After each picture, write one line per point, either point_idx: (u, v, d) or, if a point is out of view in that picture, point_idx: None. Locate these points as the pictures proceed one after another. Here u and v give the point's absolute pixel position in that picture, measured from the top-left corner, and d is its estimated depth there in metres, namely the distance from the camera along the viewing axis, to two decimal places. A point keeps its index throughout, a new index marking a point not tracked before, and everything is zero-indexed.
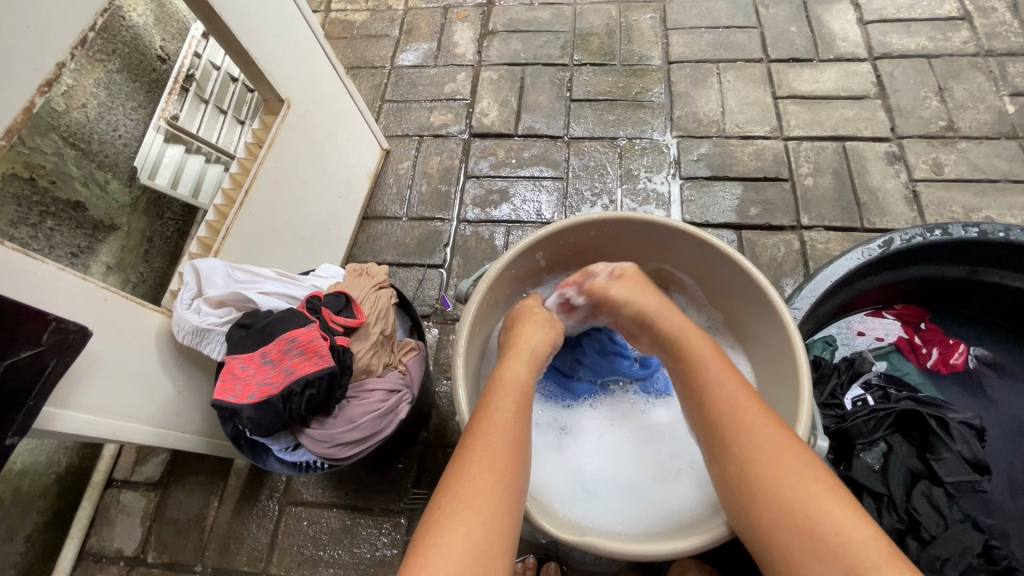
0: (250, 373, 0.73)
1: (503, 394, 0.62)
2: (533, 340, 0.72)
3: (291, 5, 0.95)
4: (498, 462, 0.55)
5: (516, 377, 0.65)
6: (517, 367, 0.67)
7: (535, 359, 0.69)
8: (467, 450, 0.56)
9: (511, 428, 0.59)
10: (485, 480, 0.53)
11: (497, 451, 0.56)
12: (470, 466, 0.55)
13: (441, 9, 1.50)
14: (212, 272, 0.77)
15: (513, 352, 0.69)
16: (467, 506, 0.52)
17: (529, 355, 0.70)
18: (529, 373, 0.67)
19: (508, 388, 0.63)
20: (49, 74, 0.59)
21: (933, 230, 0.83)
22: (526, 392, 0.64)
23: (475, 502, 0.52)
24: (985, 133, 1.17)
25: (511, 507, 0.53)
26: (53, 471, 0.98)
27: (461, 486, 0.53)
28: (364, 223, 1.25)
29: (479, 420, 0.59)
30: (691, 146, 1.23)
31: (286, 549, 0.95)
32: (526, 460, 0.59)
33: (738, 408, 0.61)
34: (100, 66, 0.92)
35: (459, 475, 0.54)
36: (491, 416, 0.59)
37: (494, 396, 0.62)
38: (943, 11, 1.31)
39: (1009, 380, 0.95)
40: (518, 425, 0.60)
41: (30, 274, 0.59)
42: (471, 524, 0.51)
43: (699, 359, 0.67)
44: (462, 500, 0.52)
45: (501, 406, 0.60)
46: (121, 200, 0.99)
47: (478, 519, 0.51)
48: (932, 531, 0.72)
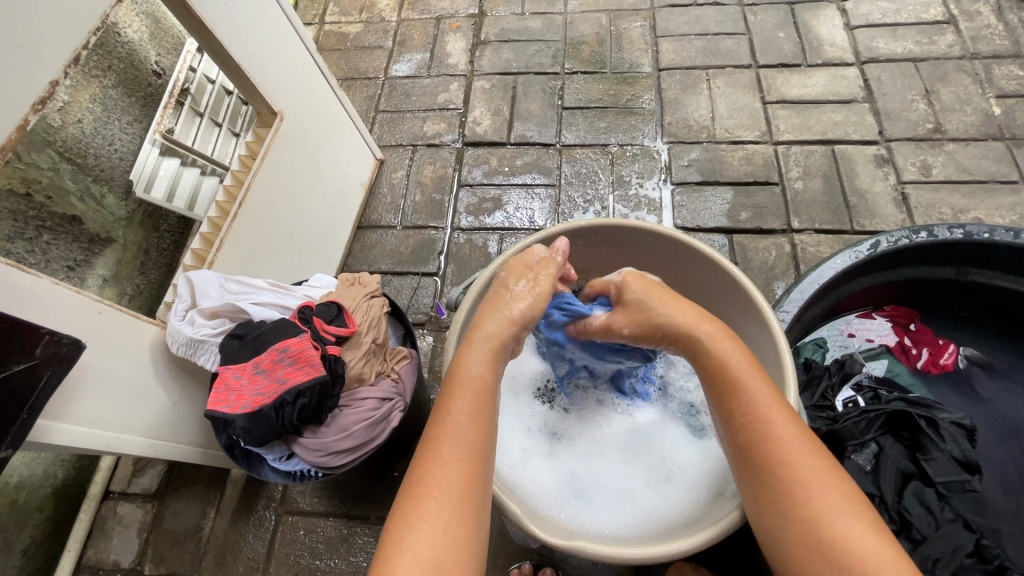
0: (243, 384, 0.74)
1: (461, 397, 0.60)
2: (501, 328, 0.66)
3: (278, 9, 0.94)
4: (451, 480, 0.54)
5: (476, 371, 0.62)
6: (473, 361, 0.62)
7: (499, 349, 0.65)
8: (420, 464, 0.56)
9: (467, 435, 0.57)
10: (434, 500, 0.53)
11: (446, 466, 0.55)
12: (422, 481, 0.54)
13: (434, 20, 1.52)
14: (205, 284, 0.78)
15: (475, 336, 0.65)
16: (415, 527, 0.52)
17: (493, 345, 0.65)
18: (489, 364, 0.63)
19: (463, 389, 0.61)
20: (43, 92, 0.60)
21: (919, 231, 0.84)
22: (488, 391, 0.61)
23: (424, 525, 0.52)
24: (972, 134, 1.18)
25: (468, 526, 0.53)
26: (50, 484, 0.99)
27: (411, 505, 0.53)
28: (359, 232, 1.26)
29: (431, 432, 0.58)
30: (682, 151, 1.24)
31: (283, 558, 0.95)
32: (486, 469, 0.58)
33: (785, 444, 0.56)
34: (96, 81, 0.94)
35: (413, 493, 0.54)
36: (447, 426, 0.58)
37: (451, 399, 0.60)
38: (929, 15, 1.33)
39: (1000, 380, 0.95)
40: (475, 432, 0.58)
41: (24, 289, 0.60)
42: (418, 547, 0.51)
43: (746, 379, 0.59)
44: (410, 521, 0.52)
45: (456, 410, 0.59)
46: (117, 213, 1.00)
47: (425, 540, 0.51)
48: (923, 531, 0.73)
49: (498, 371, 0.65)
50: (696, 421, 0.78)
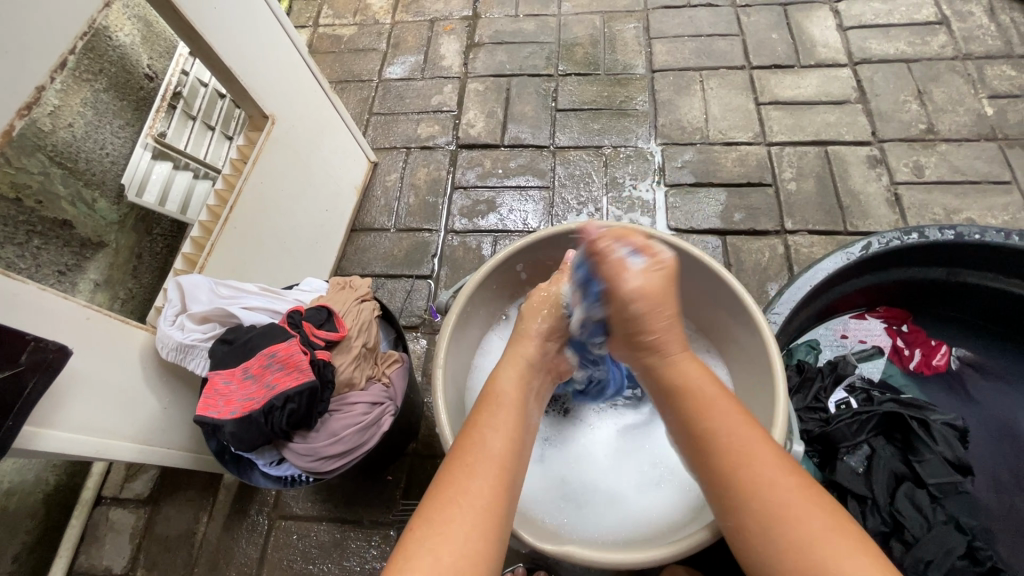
0: (232, 389, 0.74)
1: (495, 412, 0.61)
2: (527, 347, 0.70)
3: (267, 11, 0.94)
4: (481, 488, 0.54)
5: (507, 393, 0.64)
6: (503, 380, 0.65)
7: (527, 370, 0.68)
8: (446, 472, 0.56)
9: (499, 448, 0.58)
10: (461, 508, 0.53)
11: (475, 474, 0.55)
12: (447, 488, 0.54)
13: (428, 22, 1.52)
14: (195, 289, 0.78)
15: (505, 360, 0.68)
16: (439, 534, 0.51)
17: (523, 362, 0.68)
18: (520, 385, 0.66)
19: (495, 406, 0.62)
20: (28, 98, 0.60)
21: (911, 232, 0.84)
22: (517, 408, 0.63)
23: (447, 530, 0.51)
24: (965, 135, 1.18)
25: (491, 535, 0.52)
26: (42, 490, 0.98)
27: (436, 512, 0.52)
28: (352, 235, 1.25)
29: (462, 440, 0.59)
30: (675, 153, 1.24)
31: (276, 563, 0.95)
32: (514, 484, 0.58)
33: (751, 458, 0.54)
34: (87, 86, 0.92)
35: (438, 500, 0.54)
36: (478, 437, 0.58)
37: (483, 415, 0.61)
38: (922, 15, 1.33)
39: (993, 380, 0.95)
40: (505, 447, 0.59)
41: (11, 295, 0.59)
42: (440, 553, 0.49)
43: (711, 399, 0.59)
44: (435, 528, 0.51)
45: (491, 424, 0.60)
46: (108, 218, 1.00)
47: (448, 545, 0.50)
48: (915, 533, 0.72)
49: (529, 395, 0.66)
50: None
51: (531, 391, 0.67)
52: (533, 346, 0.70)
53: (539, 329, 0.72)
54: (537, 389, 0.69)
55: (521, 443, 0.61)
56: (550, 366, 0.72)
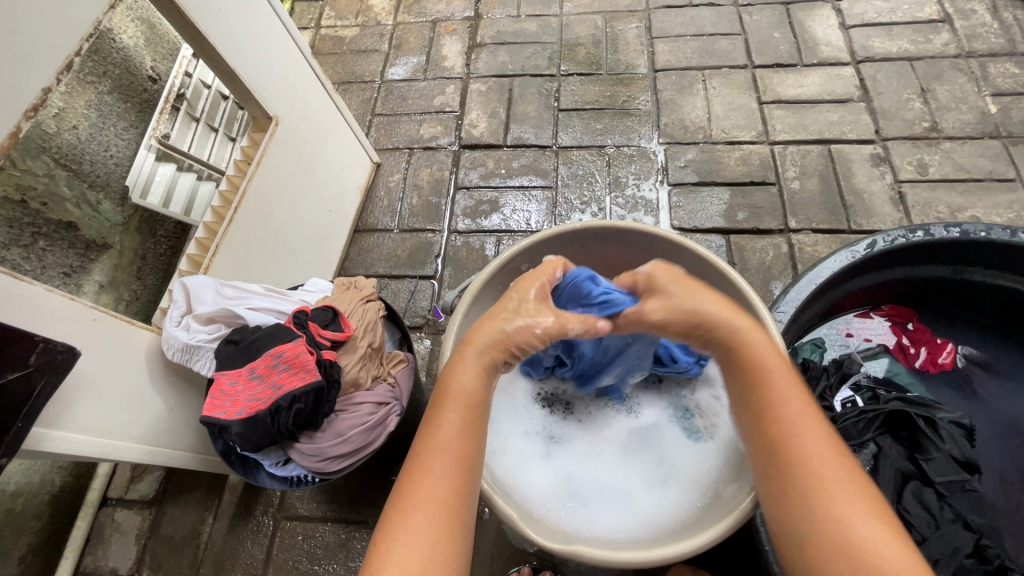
0: (239, 390, 0.74)
1: (451, 410, 0.59)
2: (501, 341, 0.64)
3: (269, 11, 0.94)
4: (439, 492, 0.53)
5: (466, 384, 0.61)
6: (464, 377, 0.61)
7: (491, 361, 0.63)
8: (408, 475, 0.55)
9: (455, 448, 0.56)
10: (423, 514, 0.52)
11: (436, 476, 0.54)
12: (408, 495, 0.53)
13: (430, 23, 1.52)
14: (200, 290, 0.78)
15: (461, 355, 0.62)
16: (403, 543, 0.50)
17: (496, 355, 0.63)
18: (480, 379, 0.61)
19: (454, 400, 0.59)
20: (35, 99, 0.60)
21: (916, 230, 0.84)
22: (480, 401, 0.60)
23: (410, 539, 0.50)
24: (968, 133, 1.18)
25: (456, 537, 0.52)
26: (48, 491, 0.98)
27: (398, 521, 0.52)
28: (356, 236, 1.26)
29: (422, 439, 0.57)
30: (678, 152, 1.24)
31: (281, 563, 0.95)
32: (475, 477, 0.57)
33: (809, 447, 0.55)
34: (91, 87, 0.94)
35: (399, 508, 0.53)
36: (435, 434, 0.57)
37: (438, 410, 0.59)
38: (924, 13, 1.33)
39: (999, 379, 0.95)
40: (465, 444, 0.57)
41: (18, 298, 0.60)
42: (405, 560, 0.49)
43: (775, 384, 0.59)
44: (399, 537, 0.51)
45: (446, 422, 0.58)
46: (113, 219, 1.00)
47: (412, 553, 0.50)
48: (923, 532, 0.72)
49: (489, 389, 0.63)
50: (691, 425, 0.78)
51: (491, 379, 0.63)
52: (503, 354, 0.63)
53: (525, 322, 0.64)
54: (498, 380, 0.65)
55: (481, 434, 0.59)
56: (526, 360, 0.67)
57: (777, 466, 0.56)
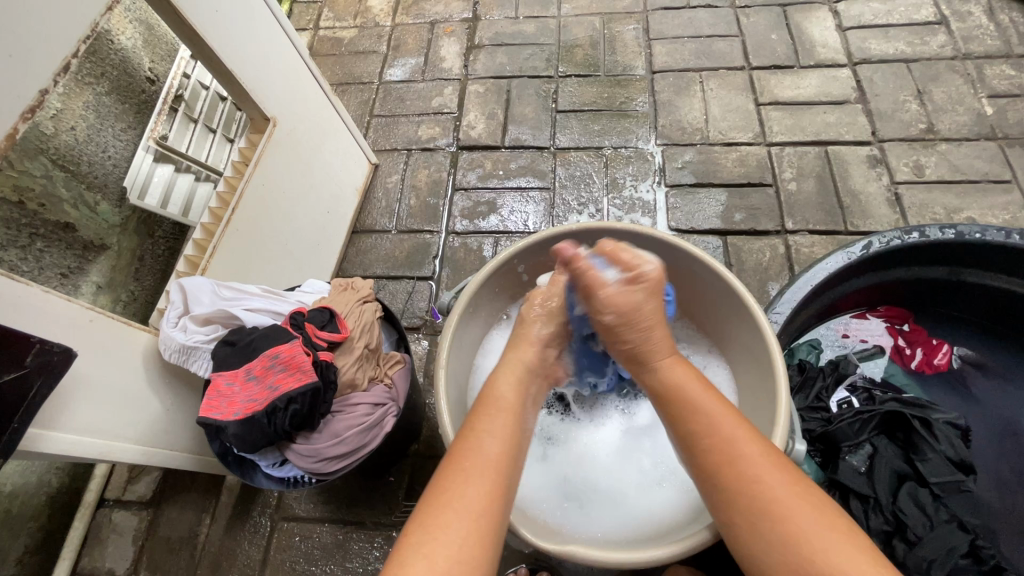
0: (235, 391, 0.74)
1: (491, 418, 0.61)
2: (527, 352, 0.70)
3: (267, 13, 0.94)
4: (474, 493, 0.54)
5: (504, 394, 0.64)
6: (502, 384, 0.65)
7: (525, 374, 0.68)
8: (441, 476, 0.55)
9: (493, 453, 0.57)
10: (455, 511, 0.52)
11: (471, 477, 0.55)
12: (441, 492, 0.54)
13: (428, 24, 1.52)
14: (198, 291, 0.78)
15: (501, 366, 0.68)
16: (433, 537, 0.50)
17: (523, 367, 0.68)
18: (517, 391, 0.65)
19: (492, 407, 0.62)
20: (33, 101, 0.60)
21: (912, 232, 0.84)
22: (515, 410, 0.63)
23: (440, 536, 0.50)
24: (965, 135, 1.18)
25: (487, 537, 0.52)
26: (45, 492, 0.98)
27: (430, 516, 0.52)
28: (354, 237, 1.26)
29: (461, 440, 0.58)
30: (676, 153, 1.24)
31: (278, 564, 0.95)
32: (511, 485, 0.57)
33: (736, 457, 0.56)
34: (89, 88, 0.94)
35: (431, 504, 0.53)
36: (475, 439, 0.58)
37: (480, 416, 0.61)
38: (921, 15, 1.34)
39: (994, 380, 0.95)
40: (503, 450, 0.58)
41: (15, 298, 0.60)
42: (433, 556, 0.49)
43: (700, 400, 0.61)
44: (429, 531, 0.51)
45: (486, 429, 0.59)
46: (111, 220, 1.00)
47: (441, 549, 0.49)
48: (917, 532, 0.72)
49: (527, 401, 0.66)
50: None
51: (529, 397, 0.67)
52: (535, 351, 0.71)
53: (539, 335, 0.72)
54: (534, 394, 0.69)
55: (519, 444, 0.61)
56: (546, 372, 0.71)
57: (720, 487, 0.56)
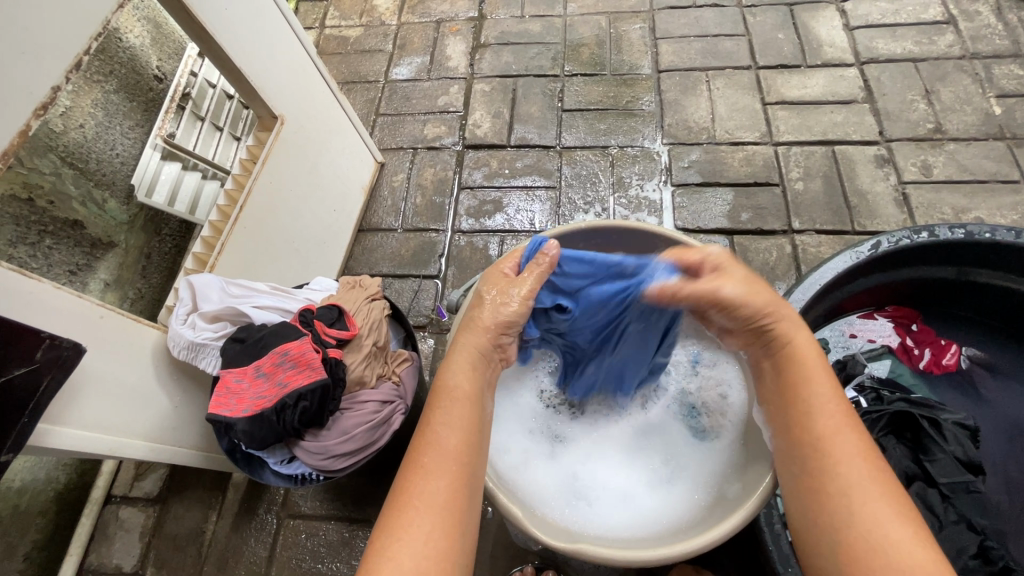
0: (245, 388, 0.74)
1: (445, 409, 0.59)
2: (482, 339, 0.64)
3: (276, 12, 0.94)
4: (437, 488, 0.53)
5: (458, 384, 0.61)
6: (454, 373, 0.62)
7: (478, 360, 0.63)
8: (403, 475, 0.55)
9: (451, 445, 0.56)
10: (416, 509, 0.52)
11: (431, 472, 0.54)
12: (404, 493, 0.53)
13: (434, 23, 1.52)
14: (206, 288, 0.78)
15: (453, 352, 0.64)
16: (397, 538, 0.50)
17: (475, 353, 0.64)
18: (471, 377, 0.62)
19: (446, 398, 0.60)
20: (45, 98, 0.60)
21: (920, 231, 0.84)
22: (471, 397, 0.61)
23: (404, 534, 0.50)
24: (973, 134, 1.18)
25: (454, 534, 0.51)
26: (52, 488, 0.99)
27: (393, 517, 0.51)
28: (360, 235, 1.26)
29: (420, 435, 0.58)
30: (682, 152, 1.24)
31: (284, 562, 0.95)
32: (474, 476, 0.56)
33: (841, 449, 0.54)
34: (98, 86, 0.95)
35: (395, 505, 0.53)
36: (433, 432, 0.57)
37: (433, 410, 0.59)
38: (929, 15, 1.33)
39: (1004, 380, 0.95)
40: (464, 442, 0.57)
41: (27, 294, 0.60)
42: (400, 557, 0.49)
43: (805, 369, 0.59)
44: (393, 532, 0.50)
45: (440, 420, 0.58)
46: (119, 218, 1.00)
47: (406, 549, 0.49)
48: (926, 532, 0.73)
49: (483, 387, 0.63)
50: (697, 423, 0.77)
51: (485, 382, 0.64)
52: (488, 337, 0.65)
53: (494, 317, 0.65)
54: (490, 380, 0.65)
55: (480, 432, 0.59)
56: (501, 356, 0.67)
57: (811, 467, 0.55)
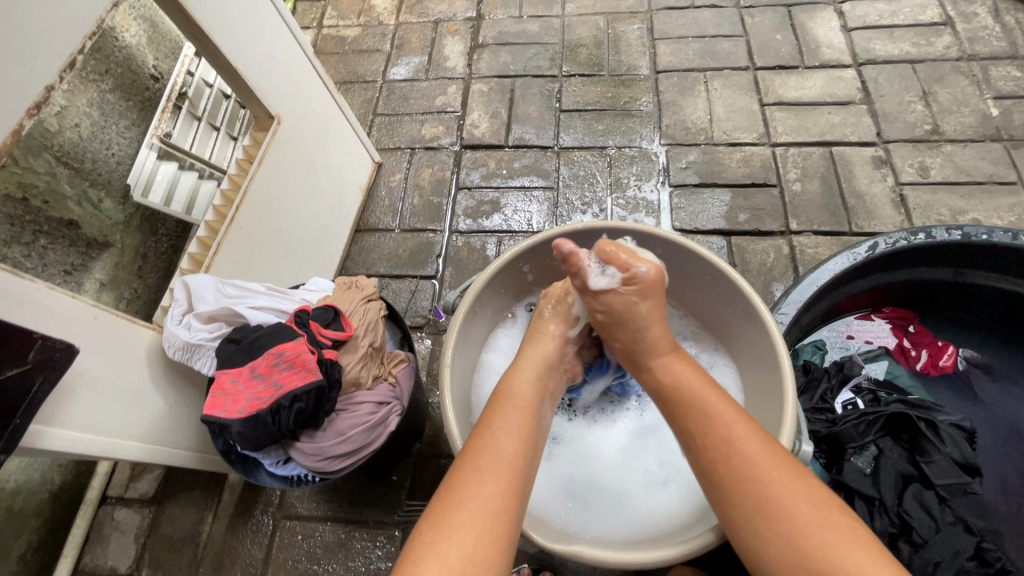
0: (240, 389, 0.74)
1: (504, 415, 0.60)
2: (545, 347, 0.70)
3: (272, 11, 0.94)
4: (490, 490, 0.54)
5: (520, 391, 0.64)
6: (518, 383, 0.64)
7: (543, 368, 0.67)
8: (455, 474, 0.55)
9: (508, 450, 0.57)
10: (467, 510, 0.52)
11: (486, 474, 0.55)
12: (458, 491, 0.54)
13: (432, 23, 1.52)
14: (202, 289, 0.78)
15: (521, 362, 0.68)
16: (447, 537, 0.51)
17: (540, 361, 0.68)
18: (534, 386, 0.65)
19: (510, 404, 0.62)
20: (38, 97, 0.60)
21: (917, 232, 0.84)
22: (532, 405, 0.63)
23: (455, 535, 0.51)
24: (970, 136, 1.18)
25: (502, 538, 0.52)
26: (47, 489, 0.98)
27: (444, 515, 0.52)
28: (357, 235, 1.26)
29: (475, 437, 0.59)
30: (680, 153, 1.24)
31: (280, 563, 0.95)
32: (526, 482, 0.57)
33: (751, 461, 0.56)
34: (93, 86, 0.94)
35: (446, 503, 0.53)
36: (490, 436, 0.58)
37: (493, 414, 0.61)
38: (926, 16, 1.33)
39: (1001, 382, 0.95)
40: (518, 448, 0.58)
41: (21, 294, 0.60)
42: (449, 556, 0.49)
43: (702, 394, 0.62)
44: (443, 531, 0.51)
45: (497, 425, 0.59)
46: (114, 218, 1.00)
47: (455, 549, 0.50)
48: (924, 534, 0.72)
49: (542, 396, 0.65)
50: None
51: (547, 392, 0.67)
52: (551, 346, 0.71)
53: (559, 329, 0.73)
54: (552, 390, 0.68)
55: (533, 440, 0.60)
56: (567, 366, 0.72)
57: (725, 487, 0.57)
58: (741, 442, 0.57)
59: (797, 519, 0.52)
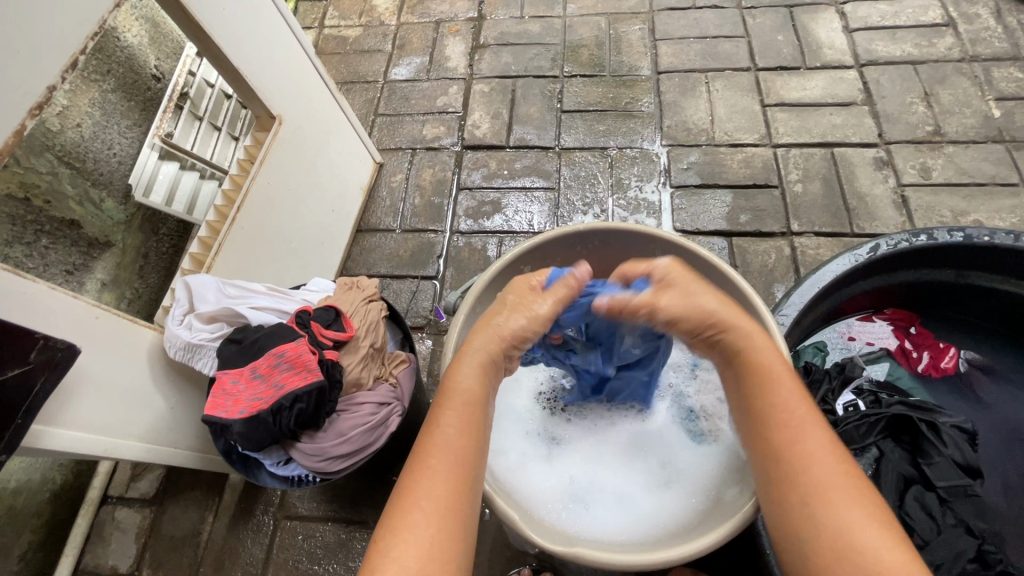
0: (240, 390, 0.74)
1: (452, 410, 0.59)
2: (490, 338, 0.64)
3: (273, 11, 0.94)
4: (438, 490, 0.53)
5: (465, 384, 0.61)
6: (463, 374, 0.61)
7: (489, 365, 0.63)
8: (406, 475, 0.54)
9: (456, 447, 0.56)
10: (421, 510, 0.51)
11: (436, 474, 0.54)
12: (410, 491, 0.53)
13: (433, 23, 1.52)
14: (203, 289, 0.78)
15: (464, 352, 0.63)
16: (400, 539, 0.50)
17: (486, 356, 0.63)
18: (480, 378, 0.61)
19: (458, 399, 0.59)
20: (39, 98, 0.60)
21: (919, 234, 0.83)
22: (481, 401, 0.60)
23: (407, 536, 0.50)
24: (972, 137, 1.18)
25: (455, 537, 0.51)
26: (48, 488, 0.98)
27: (396, 517, 0.51)
28: (359, 235, 1.26)
29: (426, 436, 0.57)
30: (681, 154, 1.24)
31: (281, 563, 0.95)
32: (476, 476, 0.56)
33: (806, 445, 0.55)
34: (96, 86, 0.95)
35: (399, 505, 0.52)
36: (438, 433, 0.57)
37: (440, 412, 0.59)
38: (928, 17, 1.33)
39: (1002, 384, 0.95)
40: (465, 444, 0.57)
41: (22, 294, 0.60)
42: (403, 558, 0.48)
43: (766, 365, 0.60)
44: (396, 533, 0.50)
45: (447, 421, 0.58)
46: (116, 217, 1.00)
47: (409, 551, 0.49)
48: (924, 536, 0.72)
49: (489, 385, 0.63)
50: (695, 426, 0.77)
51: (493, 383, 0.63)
52: (498, 343, 0.64)
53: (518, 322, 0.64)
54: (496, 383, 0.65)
55: (483, 435, 0.59)
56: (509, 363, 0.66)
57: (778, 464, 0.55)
58: (806, 424, 0.56)
59: (837, 503, 0.51)
